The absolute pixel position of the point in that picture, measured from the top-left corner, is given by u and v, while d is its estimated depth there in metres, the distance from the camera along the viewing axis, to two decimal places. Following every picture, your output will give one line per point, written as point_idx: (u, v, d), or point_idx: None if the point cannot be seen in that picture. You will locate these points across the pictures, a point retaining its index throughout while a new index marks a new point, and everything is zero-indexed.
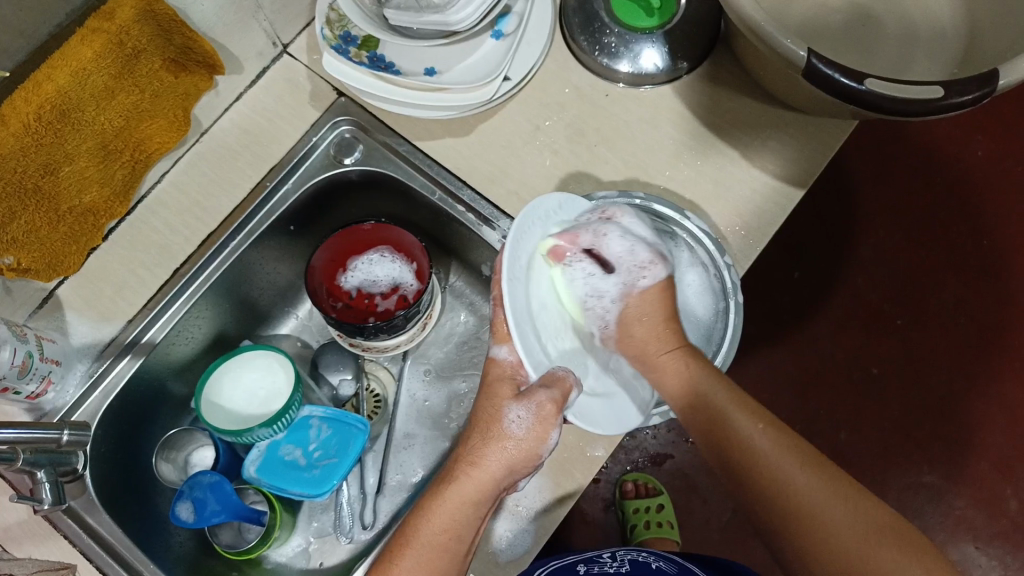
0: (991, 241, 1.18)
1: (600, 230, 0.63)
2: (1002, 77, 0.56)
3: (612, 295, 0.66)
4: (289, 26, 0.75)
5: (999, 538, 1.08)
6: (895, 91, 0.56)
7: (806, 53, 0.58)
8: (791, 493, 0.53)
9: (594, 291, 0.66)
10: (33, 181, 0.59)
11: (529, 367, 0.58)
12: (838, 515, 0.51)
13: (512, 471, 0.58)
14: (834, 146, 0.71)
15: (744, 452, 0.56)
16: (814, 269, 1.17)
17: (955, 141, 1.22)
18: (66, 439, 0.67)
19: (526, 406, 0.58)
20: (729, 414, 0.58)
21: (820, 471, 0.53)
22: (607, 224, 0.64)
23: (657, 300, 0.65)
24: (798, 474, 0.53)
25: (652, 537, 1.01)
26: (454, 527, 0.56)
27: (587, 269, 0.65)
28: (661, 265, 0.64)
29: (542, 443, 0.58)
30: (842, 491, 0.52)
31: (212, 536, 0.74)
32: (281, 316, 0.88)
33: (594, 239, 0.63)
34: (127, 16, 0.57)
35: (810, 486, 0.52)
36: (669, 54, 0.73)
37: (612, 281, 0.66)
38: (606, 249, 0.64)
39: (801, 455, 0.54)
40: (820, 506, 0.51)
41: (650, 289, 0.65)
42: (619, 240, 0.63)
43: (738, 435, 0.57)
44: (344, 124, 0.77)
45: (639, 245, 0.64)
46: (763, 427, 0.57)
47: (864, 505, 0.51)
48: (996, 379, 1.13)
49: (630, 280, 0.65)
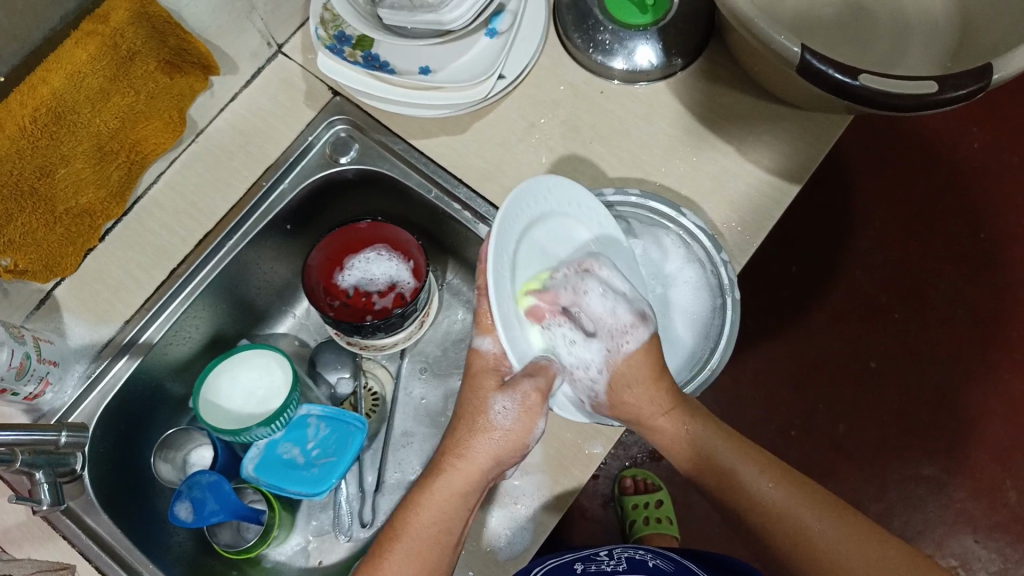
0: (988, 235, 1.18)
1: (579, 286, 0.62)
2: (996, 71, 0.56)
3: (596, 364, 0.62)
4: (283, 26, 0.75)
5: (999, 530, 1.08)
6: (889, 87, 0.56)
7: (800, 50, 0.58)
8: (812, 549, 0.54)
9: (576, 360, 0.62)
10: (30, 184, 0.59)
11: (515, 359, 0.58)
12: (857, 561, 0.53)
13: (499, 462, 0.59)
14: (829, 141, 0.71)
15: (761, 512, 0.57)
16: (811, 264, 1.17)
17: (952, 135, 1.22)
18: (65, 440, 0.67)
19: (512, 397, 0.59)
20: (738, 472, 0.58)
21: (833, 517, 0.55)
22: (587, 278, 0.62)
23: (643, 362, 0.61)
24: (814, 527, 0.55)
25: (651, 532, 1.01)
26: (443, 519, 0.57)
27: (568, 333, 0.62)
28: (643, 325, 0.62)
29: (528, 434, 0.59)
30: (855, 535, 0.54)
31: (210, 535, 0.74)
32: (279, 315, 0.88)
33: (574, 296, 0.62)
34: (122, 18, 0.57)
35: (829, 540, 0.54)
36: (663, 50, 0.73)
37: (594, 346, 0.63)
38: (588, 306, 0.62)
39: (812, 505, 0.56)
40: (839, 560, 0.53)
41: (635, 353, 0.61)
42: (600, 299, 0.62)
43: (752, 493, 0.57)
44: (339, 123, 0.77)
45: (620, 303, 0.62)
46: (773, 482, 0.57)
47: (879, 544, 0.54)
48: (994, 373, 1.13)
49: (612, 345, 0.62)
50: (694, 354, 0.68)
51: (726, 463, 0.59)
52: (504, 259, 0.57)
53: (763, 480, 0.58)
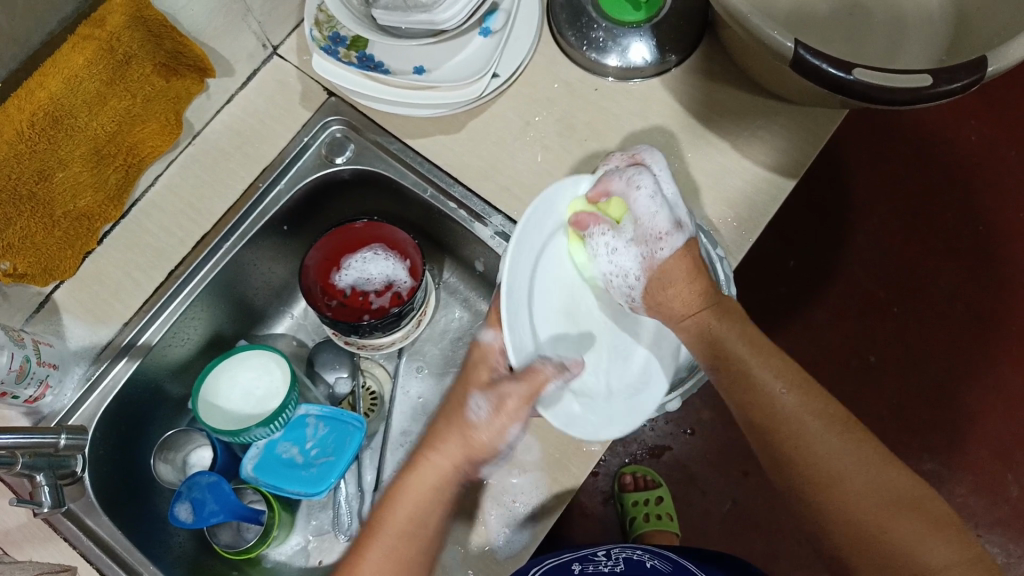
0: (989, 229, 1.18)
1: (633, 179, 0.61)
2: (990, 64, 0.56)
3: (633, 271, 0.62)
4: (279, 27, 0.76)
5: (1000, 525, 1.08)
6: (882, 80, 0.56)
7: (793, 44, 0.58)
8: (816, 458, 0.54)
9: (615, 267, 0.63)
10: (28, 188, 0.60)
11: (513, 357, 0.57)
12: (861, 482, 0.53)
13: (473, 460, 0.58)
14: (825, 135, 0.71)
15: (769, 415, 0.56)
16: (811, 260, 1.17)
17: (951, 130, 1.22)
18: (65, 443, 0.67)
19: (491, 397, 0.57)
20: (755, 373, 0.58)
21: (845, 435, 0.55)
22: (641, 175, 0.61)
23: (677, 267, 0.61)
24: (821, 437, 0.54)
25: (651, 530, 1.01)
26: (415, 516, 0.56)
27: (609, 242, 0.63)
28: (680, 232, 0.61)
29: (500, 434, 0.57)
30: (864, 456, 0.54)
31: (210, 535, 0.74)
32: (277, 315, 0.89)
33: (625, 188, 0.61)
34: (117, 22, 0.57)
35: (833, 454, 0.54)
36: (657, 47, 0.73)
37: (632, 252, 0.62)
38: (634, 204, 0.61)
39: (827, 419, 0.55)
40: (841, 475, 0.53)
41: (669, 260, 0.61)
42: (642, 204, 0.61)
43: (764, 395, 0.57)
44: (335, 124, 0.78)
45: (664, 208, 0.61)
46: (789, 389, 0.57)
47: (884, 470, 0.54)
48: (996, 367, 1.13)
49: (649, 250, 0.62)
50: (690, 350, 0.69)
51: (741, 359, 0.58)
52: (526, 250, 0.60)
53: (779, 383, 0.57)
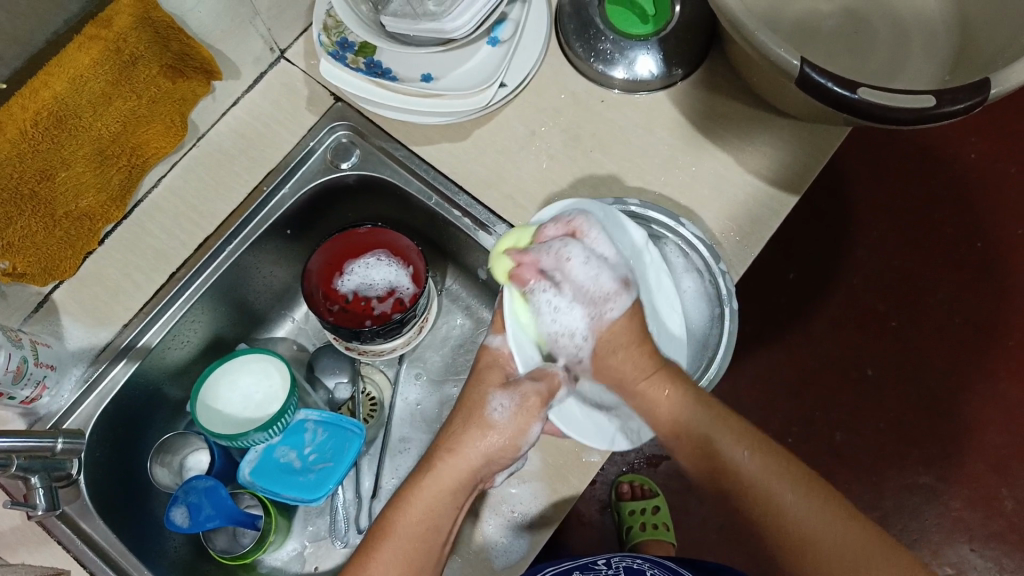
0: (985, 245, 1.19)
1: (562, 252, 0.61)
2: (993, 86, 0.56)
3: (581, 331, 0.63)
4: (286, 31, 0.76)
5: (995, 539, 1.09)
6: (888, 100, 0.57)
7: (799, 62, 0.59)
8: (784, 523, 0.54)
9: (560, 327, 0.63)
10: (30, 187, 0.59)
11: (520, 362, 0.62)
12: (831, 536, 0.53)
13: (491, 461, 0.60)
14: (829, 152, 0.72)
15: (735, 481, 0.57)
16: (809, 274, 1.18)
17: (948, 146, 1.23)
18: (61, 447, 0.66)
19: (510, 396, 0.60)
20: (716, 439, 0.58)
21: (807, 492, 0.55)
22: (571, 243, 0.61)
23: (626, 331, 0.61)
24: (792, 501, 0.55)
25: (647, 539, 1.01)
26: (431, 516, 0.58)
27: (553, 301, 0.62)
28: (626, 293, 0.62)
29: (521, 435, 0.59)
30: (830, 512, 0.54)
31: (206, 541, 0.74)
32: (278, 319, 0.88)
33: (556, 262, 0.61)
34: (125, 23, 0.57)
35: (801, 514, 0.54)
36: (664, 61, 0.73)
37: (577, 312, 0.63)
38: (570, 273, 0.61)
39: (790, 477, 0.56)
40: (812, 535, 0.53)
41: (619, 320, 0.62)
42: (582, 266, 0.61)
43: (728, 463, 0.57)
44: (341, 129, 0.78)
45: (603, 270, 0.61)
46: (750, 451, 0.57)
47: (851, 521, 0.54)
48: (989, 382, 1.14)
49: (596, 312, 0.62)
50: (691, 363, 0.68)
51: (703, 431, 0.59)
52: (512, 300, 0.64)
53: (741, 450, 0.57)
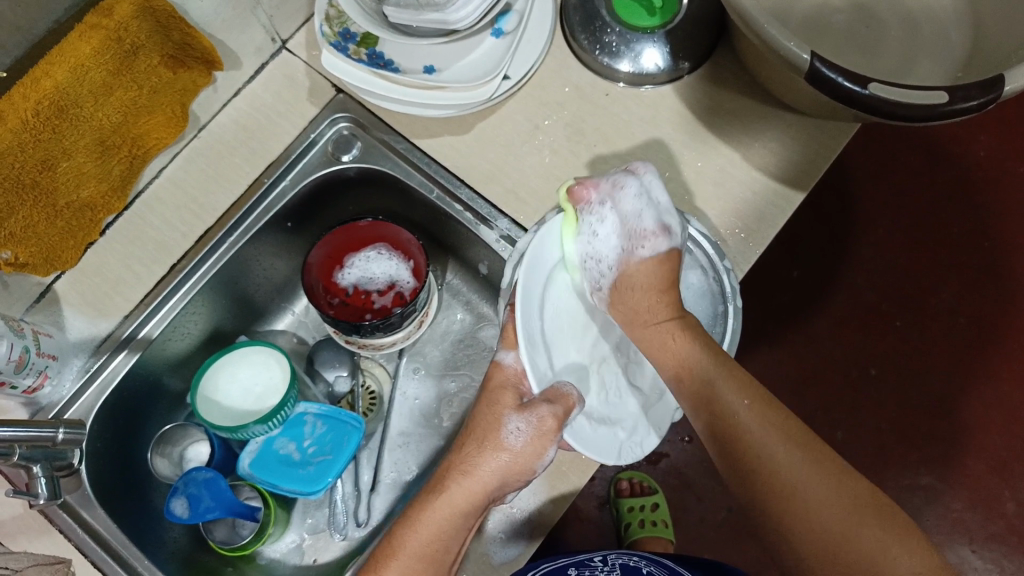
0: (995, 244, 1.17)
1: (618, 182, 0.63)
2: (1008, 83, 0.55)
3: (609, 261, 0.65)
4: (288, 22, 0.75)
5: (995, 542, 1.08)
6: (899, 96, 0.55)
7: (809, 57, 0.57)
8: (780, 478, 0.52)
9: (591, 251, 0.65)
10: (32, 177, 0.59)
11: (534, 382, 0.59)
12: (825, 497, 0.50)
13: (505, 483, 0.59)
14: (836, 149, 0.70)
15: (730, 426, 0.55)
16: (815, 270, 1.16)
17: (961, 142, 1.22)
18: (62, 437, 0.66)
19: (527, 418, 0.59)
20: (717, 383, 0.57)
21: (805, 450, 0.52)
22: (625, 178, 0.63)
23: (655, 272, 0.63)
24: (787, 458, 0.52)
25: (646, 536, 1.01)
26: (442, 538, 0.57)
27: (596, 226, 0.64)
28: (665, 238, 0.63)
29: (537, 459, 0.59)
30: (828, 471, 0.51)
31: (206, 532, 0.74)
32: (279, 311, 0.88)
33: (610, 190, 0.63)
34: (126, 12, 0.57)
35: (794, 467, 0.52)
36: (670, 54, 0.72)
37: (614, 242, 0.65)
38: (620, 204, 0.63)
39: (787, 434, 0.53)
40: (802, 489, 0.51)
41: (648, 261, 0.63)
42: (634, 198, 0.63)
43: (725, 409, 0.55)
44: (342, 121, 0.77)
45: (648, 210, 0.63)
46: (750, 401, 0.55)
47: (848, 483, 0.51)
48: (996, 383, 1.13)
49: (631, 248, 0.64)
50: None
51: (704, 372, 0.57)
52: (535, 291, 0.63)
53: (740, 397, 0.55)
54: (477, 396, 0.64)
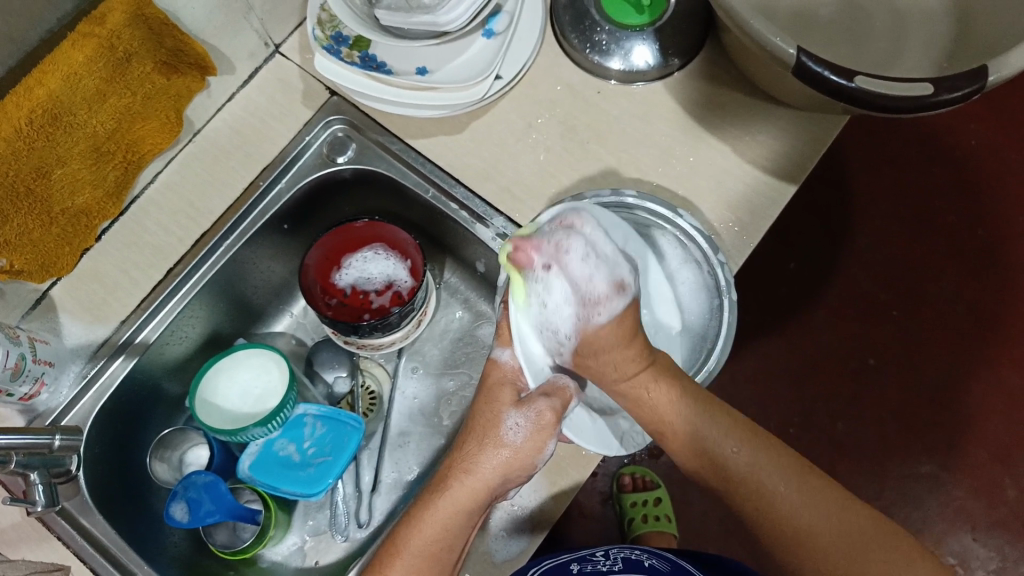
0: (985, 234, 1.19)
1: (562, 242, 0.57)
2: (992, 72, 0.56)
3: (565, 331, 0.60)
4: (281, 26, 0.75)
5: (995, 530, 1.09)
6: (885, 88, 0.56)
7: (796, 52, 0.58)
8: (785, 520, 0.55)
9: (546, 323, 0.60)
10: (26, 184, 0.59)
11: (530, 376, 0.62)
12: (827, 533, 0.54)
13: (507, 479, 0.60)
14: (827, 141, 0.71)
15: (729, 477, 0.57)
16: (807, 265, 1.18)
17: (948, 135, 1.23)
18: (59, 443, 0.66)
19: (526, 414, 0.59)
20: (705, 435, 0.58)
21: (802, 488, 0.56)
22: (569, 237, 0.57)
23: (611, 337, 0.57)
24: (788, 498, 0.55)
25: (650, 530, 1.01)
26: (445, 537, 0.57)
27: (544, 293, 0.59)
28: (620, 297, 0.57)
29: (536, 453, 0.59)
30: (824, 503, 0.55)
31: (207, 536, 0.73)
32: (277, 314, 0.88)
33: (555, 252, 0.58)
34: (118, 19, 0.57)
35: (794, 508, 0.55)
36: (660, 51, 0.73)
37: (566, 313, 0.59)
38: (565, 267, 0.57)
39: (783, 473, 0.56)
40: (807, 527, 0.54)
41: (606, 325, 0.57)
42: (580, 260, 0.57)
43: (718, 456, 0.58)
44: (337, 123, 0.78)
45: (599, 270, 0.57)
46: (741, 446, 0.58)
47: (846, 513, 0.55)
48: (990, 371, 1.14)
49: (585, 314, 0.58)
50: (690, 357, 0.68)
51: (692, 427, 0.59)
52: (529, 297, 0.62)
53: (731, 443, 0.58)
54: (475, 395, 0.64)
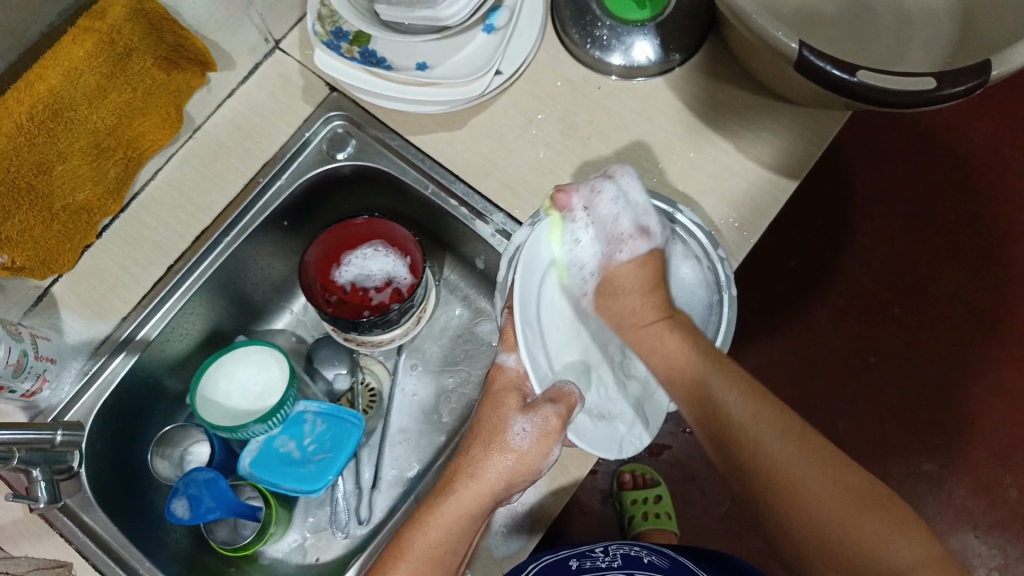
0: (990, 231, 1.18)
1: (596, 187, 0.64)
2: (995, 67, 0.55)
3: (590, 266, 0.68)
4: (281, 22, 0.75)
5: (999, 528, 1.08)
6: (887, 83, 0.56)
7: (798, 46, 0.58)
8: (780, 474, 0.53)
9: (575, 258, 0.67)
10: (27, 180, 0.59)
11: (535, 381, 0.59)
12: (823, 488, 0.52)
13: (512, 485, 0.60)
14: (828, 137, 0.71)
15: (726, 424, 0.57)
16: (811, 261, 1.17)
17: (953, 131, 1.22)
18: (60, 439, 0.66)
19: (532, 419, 0.59)
20: (710, 382, 0.59)
21: (800, 445, 0.54)
22: (604, 183, 0.64)
23: (633, 275, 0.66)
24: (784, 452, 0.54)
25: (650, 527, 1.01)
26: (449, 540, 0.57)
27: (578, 232, 0.66)
28: (643, 240, 0.66)
29: (542, 458, 0.59)
30: (824, 463, 0.53)
31: (208, 532, 0.74)
32: (277, 311, 0.88)
33: (590, 196, 0.64)
34: (118, 15, 0.57)
35: (789, 460, 0.54)
36: (661, 46, 0.73)
37: (593, 248, 0.67)
38: (599, 209, 0.64)
39: (783, 430, 0.55)
40: (801, 480, 0.53)
41: (628, 263, 0.66)
42: (612, 204, 0.64)
43: (719, 408, 0.57)
44: (337, 119, 0.77)
45: (626, 215, 0.65)
46: (745, 399, 0.57)
47: (844, 475, 0.53)
48: (995, 369, 1.13)
49: (610, 252, 0.67)
50: None
51: (699, 373, 0.59)
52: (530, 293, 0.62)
53: (734, 395, 0.57)
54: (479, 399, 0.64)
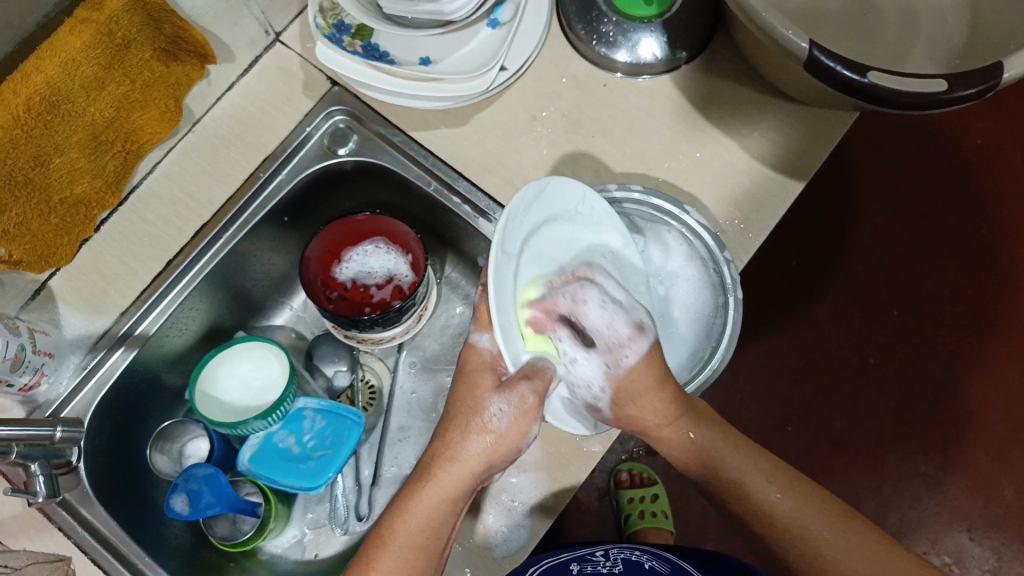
0: (992, 231, 1.17)
1: (578, 295, 0.61)
2: (1007, 70, 0.54)
3: (597, 381, 0.62)
4: (282, 14, 0.74)
5: (994, 528, 1.09)
6: (898, 85, 0.55)
7: (808, 45, 0.57)
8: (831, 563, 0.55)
9: (578, 378, 0.62)
10: (24, 173, 0.58)
11: (510, 359, 0.57)
12: (870, 571, 0.55)
13: (491, 464, 0.59)
14: (834, 137, 0.70)
15: (765, 519, 0.59)
16: (813, 259, 1.16)
17: (957, 128, 1.21)
18: (60, 435, 0.66)
19: (508, 399, 0.58)
20: (744, 482, 0.60)
21: (840, 528, 0.57)
22: (585, 289, 0.61)
23: (645, 375, 0.60)
24: (829, 538, 0.56)
25: (646, 528, 1.01)
26: (431, 526, 0.57)
27: (570, 345, 0.61)
28: (643, 336, 0.61)
29: (521, 437, 0.59)
30: (863, 544, 0.56)
31: (207, 528, 0.73)
32: (276, 307, 0.88)
33: (572, 306, 0.61)
34: (117, 6, 0.55)
35: (837, 547, 0.56)
36: (668, 44, 0.71)
37: (594, 361, 0.62)
38: (585, 318, 0.61)
39: (821, 515, 0.57)
40: (849, 566, 0.55)
41: (636, 365, 0.60)
42: (598, 309, 0.60)
43: (758, 501, 0.59)
44: (338, 114, 0.76)
45: (618, 315, 0.61)
46: (785, 493, 0.59)
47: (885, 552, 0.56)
48: (993, 369, 1.13)
49: (613, 359, 0.61)
50: (696, 352, 0.68)
51: (730, 473, 0.61)
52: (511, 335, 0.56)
53: (771, 489, 0.59)
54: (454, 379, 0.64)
